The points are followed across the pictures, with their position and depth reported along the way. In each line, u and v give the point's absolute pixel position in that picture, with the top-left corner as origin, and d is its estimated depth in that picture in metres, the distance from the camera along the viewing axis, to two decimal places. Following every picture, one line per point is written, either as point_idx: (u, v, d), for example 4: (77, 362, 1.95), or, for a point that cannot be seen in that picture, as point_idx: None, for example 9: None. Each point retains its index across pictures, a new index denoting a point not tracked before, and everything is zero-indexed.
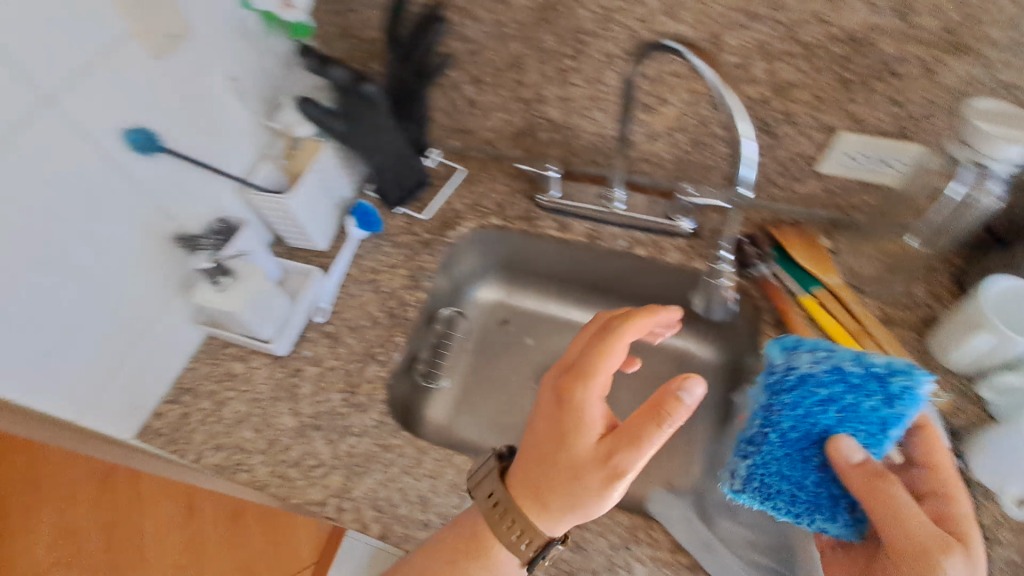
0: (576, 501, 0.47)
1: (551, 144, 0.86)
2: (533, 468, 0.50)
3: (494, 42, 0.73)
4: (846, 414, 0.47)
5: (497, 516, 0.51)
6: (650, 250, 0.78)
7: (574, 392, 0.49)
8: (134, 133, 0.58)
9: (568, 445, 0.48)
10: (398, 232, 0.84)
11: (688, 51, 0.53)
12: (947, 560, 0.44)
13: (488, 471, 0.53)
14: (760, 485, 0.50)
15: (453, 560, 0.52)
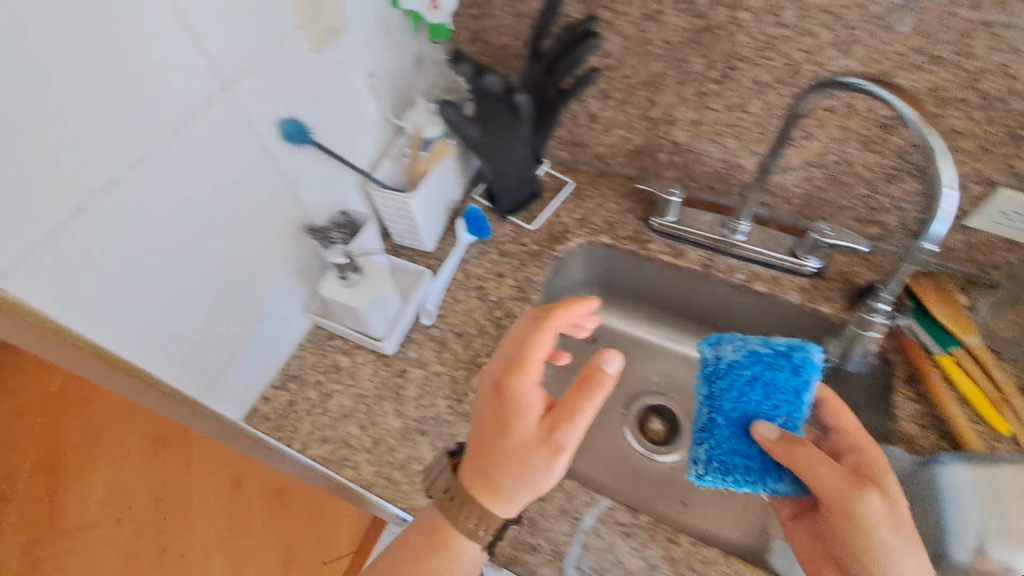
0: (525, 479, 0.46)
1: (669, 166, 0.84)
2: (476, 452, 0.48)
3: (634, 59, 0.71)
4: (769, 389, 0.53)
5: (446, 505, 0.49)
6: (769, 285, 0.76)
7: (507, 379, 0.48)
8: (289, 124, 0.59)
9: (509, 421, 0.47)
10: (505, 241, 0.83)
11: (872, 87, 0.52)
12: (868, 502, 0.49)
13: (439, 469, 0.51)
14: (719, 465, 0.54)
15: (414, 559, 0.49)
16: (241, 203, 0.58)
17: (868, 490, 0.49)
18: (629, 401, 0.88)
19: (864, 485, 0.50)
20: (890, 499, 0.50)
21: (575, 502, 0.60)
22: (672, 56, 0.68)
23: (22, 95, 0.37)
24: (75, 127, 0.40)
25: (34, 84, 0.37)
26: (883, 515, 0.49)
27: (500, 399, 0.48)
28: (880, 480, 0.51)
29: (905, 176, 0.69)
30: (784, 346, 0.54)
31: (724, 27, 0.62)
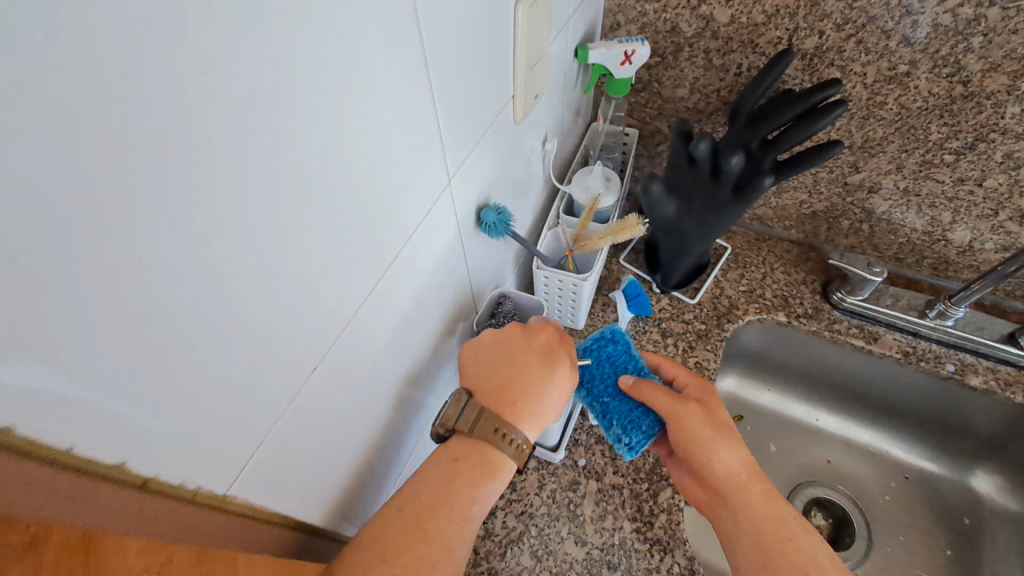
0: (545, 395, 0.45)
1: (848, 234, 0.74)
2: (508, 385, 0.45)
3: (850, 123, 0.61)
4: (612, 355, 0.53)
5: (481, 429, 0.43)
6: (984, 379, 0.67)
7: (548, 336, 0.47)
8: (488, 212, 0.48)
9: (558, 369, 0.46)
10: (665, 318, 0.72)
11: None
12: (689, 416, 0.49)
13: (470, 411, 0.44)
14: (625, 426, 0.50)
15: (453, 476, 0.42)
16: (430, 310, 0.47)
17: (692, 404, 0.50)
18: (790, 493, 0.78)
19: (686, 403, 0.50)
20: (713, 414, 0.51)
21: None
22: (903, 122, 0.58)
23: (266, 231, 0.26)
24: (306, 256, 0.30)
25: (274, 209, 0.26)
26: (712, 431, 0.50)
27: (550, 353, 0.46)
28: (711, 403, 0.52)
29: None
30: (594, 335, 0.55)
31: (991, 97, 0.53)
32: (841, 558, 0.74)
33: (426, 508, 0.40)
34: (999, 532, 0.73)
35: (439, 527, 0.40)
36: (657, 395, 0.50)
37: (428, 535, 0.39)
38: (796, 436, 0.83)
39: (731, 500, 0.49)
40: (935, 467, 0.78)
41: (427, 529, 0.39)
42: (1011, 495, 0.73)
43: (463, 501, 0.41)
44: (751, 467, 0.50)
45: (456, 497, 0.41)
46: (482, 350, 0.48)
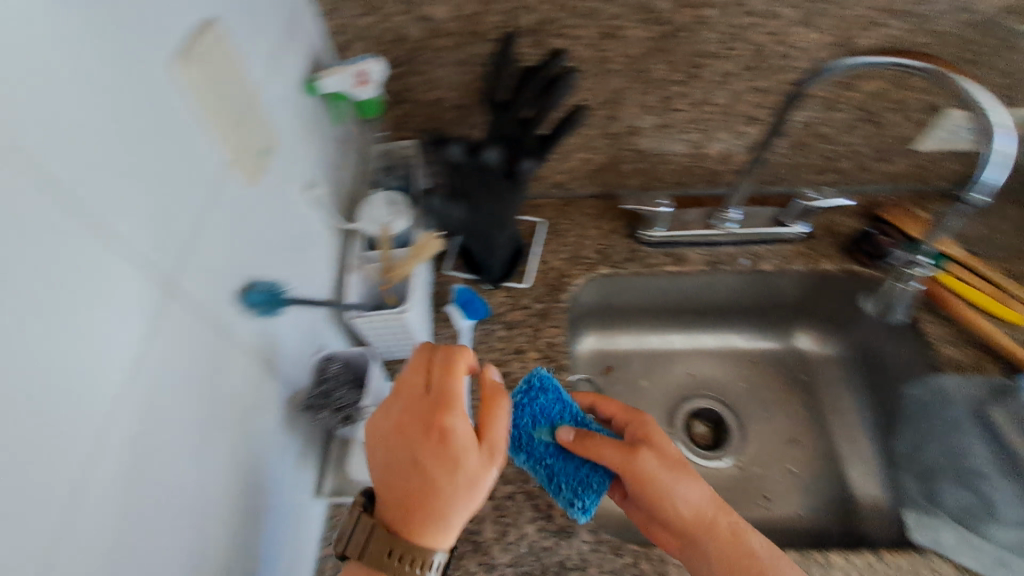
0: (452, 495, 0.43)
1: (633, 174, 0.80)
2: (411, 499, 0.43)
3: (592, 82, 0.65)
4: (546, 411, 0.54)
5: (374, 553, 0.43)
6: (774, 262, 0.75)
7: (437, 419, 0.44)
8: (251, 292, 0.42)
9: (447, 459, 0.43)
10: (504, 310, 0.72)
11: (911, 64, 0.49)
12: (641, 462, 0.50)
13: (364, 529, 0.44)
14: (572, 484, 0.52)
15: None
16: (228, 427, 0.40)
17: (642, 450, 0.50)
18: (671, 417, 0.85)
19: (636, 448, 0.50)
20: (666, 456, 0.51)
21: None
22: (633, 68, 0.63)
23: None
24: None
25: None
26: (670, 473, 0.50)
27: (439, 439, 0.44)
28: (656, 438, 0.52)
29: (863, 123, 0.70)
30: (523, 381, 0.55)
31: (687, 28, 0.59)
32: (726, 455, 0.81)
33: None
34: (829, 375, 0.84)
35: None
36: (603, 449, 0.51)
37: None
38: (661, 364, 0.89)
39: (698, 538, 0.50)
40: (773, 343, 0.89)
41: None
42: (826, 343, 0.86)
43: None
44: (715, 500, 0.51)
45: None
46: (376, 447, 0.46)
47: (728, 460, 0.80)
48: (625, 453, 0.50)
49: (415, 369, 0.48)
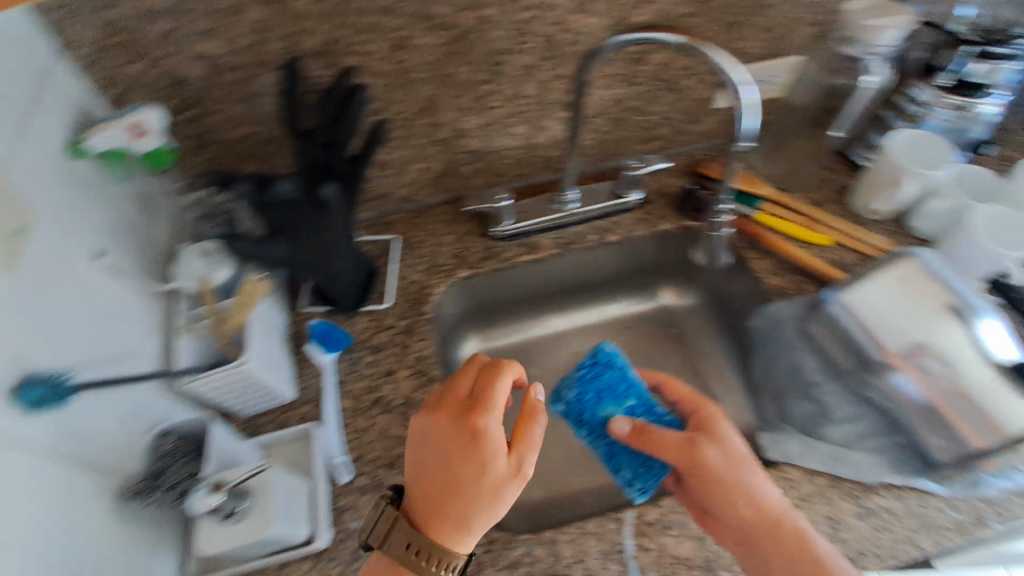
0: (480, 503, 0.46)
1: (475, 174, 0.81)
2: (442, 502, 0.47)
3: (400, 93, 0.65)
4: (604, 393, 0.53)
5: (393, 547, 0.47)
6: (619, 232, 0.80)
7: (471, 423, 0.48)
8: (27, 389, 0.38)
9: (475, 462, 0.47)
10: (368, 335, 0.71)
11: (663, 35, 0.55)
12: (704, 453, 0.52)
13: (387, 522, 0.49)
14: (628, 467, 0.52)
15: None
16: (21, 546, 0.36)
17: (699, 442, 0.52)
18: None
19: (699, 440, 0.52)
20: (723, 441, 0.53)
21: (609, 542, 0.55)
22: (437, 74, 0.64)
23: None
24: None
25: None
26: (725, 458, 0.52)
27: (472, 441, 0.47)
28: (707, 422, 0.55)
29: (665, 91, 0.76)
30: (587, 356, 0.55)
31: (475, 30, 0.60)
32: None
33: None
34: (694, 325, 0.90)
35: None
36: (663, 438, 0.51)
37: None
38: (546, 349, 0.92)
39: (760, 538, 0.50)
40: (643, 306, 0.93)
41: None
42: (685, 295, 0.91)
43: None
44: (768, 486, 0.52)
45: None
46: (412, 450, 0.50)
47: None
48: (682, 442, 0.52)
49: (457, 385, 0.51)
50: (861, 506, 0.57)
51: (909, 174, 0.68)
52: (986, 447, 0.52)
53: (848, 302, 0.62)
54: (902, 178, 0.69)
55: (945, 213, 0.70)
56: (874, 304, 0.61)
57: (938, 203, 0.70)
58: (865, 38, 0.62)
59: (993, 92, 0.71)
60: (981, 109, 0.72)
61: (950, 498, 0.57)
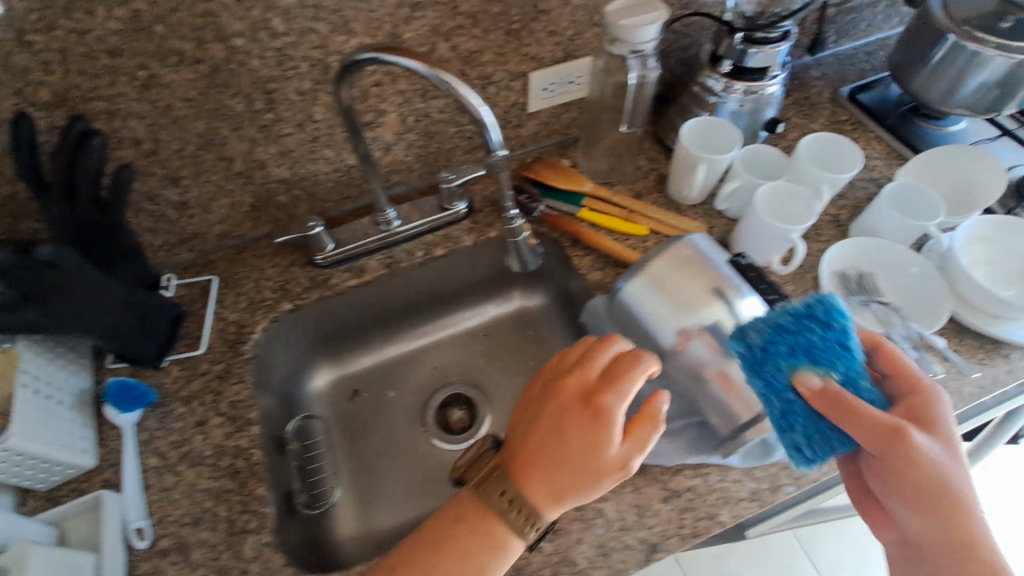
0: (590, 480, 0.50)
1: (295, 203, 0.79)
2: (557, 465, 0.50)
3: (171, 133, 0.62)
4: (810, 352, 0.49)
5: (488, 493, 0.52)
6: (445, 245, 0.79)
7: (596, 403, 0.51)
8: None
9: (591, 433, 0.50)
10: (180, 387, 0.68)
11: (392, 57, 0.51)
12: (911, 444, 0.48)
13: (489, 472, 0.53)
14: (820, 439, 0.50)
15: (455, 536, 0.51)
16: None
17: (908, 437, 0.48)
18: (424, 414, 0.87)
19: (909, 431, 0.48)
20: (941, 434, 0.50)
21: None
22: (204, 109, 0.61)
23: None
24: None
25: None
26: (939, 456, 0.49)
27: (594, 416, 0.51)
28: (922, 409, 0.51)
29: (472, 101, 0.75)
30: (805, 305, 0.50)
31: (230, 62, 0.58)
32: (477, 430, 0.85)
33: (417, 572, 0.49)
34: (546, 324, 0.91)
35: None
36: (863, 413, 0.47)
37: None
38: (406, 367, 0.90)
39: (943, 556, 0.48)
40: (499, 310, 0.94)
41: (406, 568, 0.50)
42: (536, 295, 0.93)
43: (461, 566, 0.49)
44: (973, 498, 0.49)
45: (455, 560, 0.50)
46: (530, 410, 0.55)
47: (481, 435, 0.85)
48: (890, 424, 0.48)
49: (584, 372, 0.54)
50: (665, 490, 0.59)
51: (699, 158, 0.70)
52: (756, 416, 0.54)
53: (632, 290, 0.61)
54: (697, 164, 0.71)
55: (740, 191, 0.73)
56: (650, 288, 0.60)
57: (731, 184, 0.72)
58: (630, 37, 0.61)
59: (773, 72, 0.73)
60: (770, 90, 0.75)
61: (747, 469, 0.60)
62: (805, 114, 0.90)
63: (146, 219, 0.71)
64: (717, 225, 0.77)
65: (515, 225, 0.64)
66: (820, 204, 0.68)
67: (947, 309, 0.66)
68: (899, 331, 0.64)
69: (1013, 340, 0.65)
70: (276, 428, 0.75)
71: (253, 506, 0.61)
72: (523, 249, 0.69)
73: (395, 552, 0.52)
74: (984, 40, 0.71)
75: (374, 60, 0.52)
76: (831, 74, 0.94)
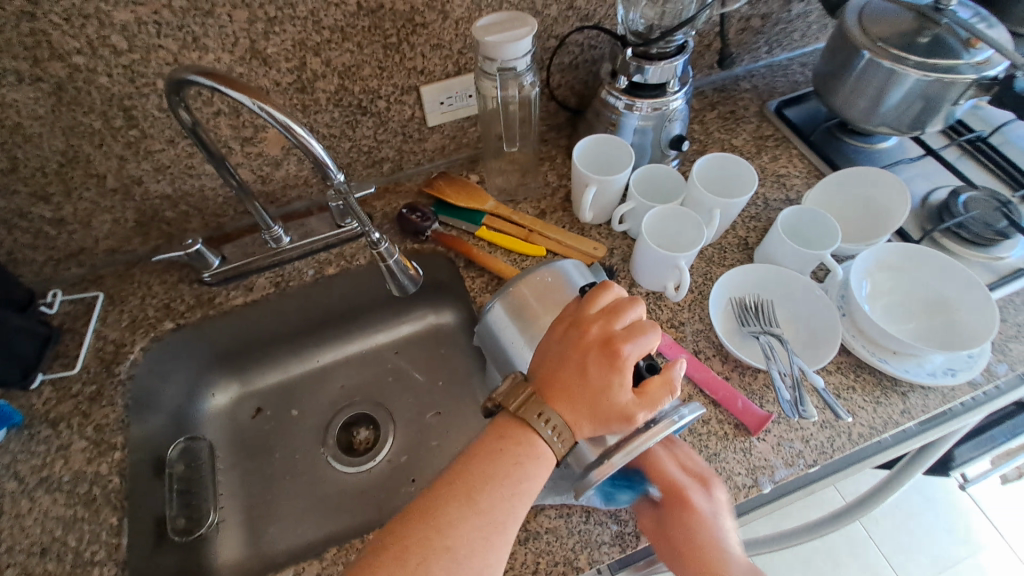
0: (613, 419, 0.49)
1: (185, 218, 0.77)
2: (588, 398, 0.49)
3: (25, 149, 0.61)
4: None
5: (525, 416, 0.50)
6: (338, 262, 0.79)
7: (619, 349, 0.50)
8: None
9: (616, 373, 0.49)
10: (49, 408, 0.67)
11: (218, 85, 0.49)
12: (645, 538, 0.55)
13: (523, 392, 0.51)
14: None
15: (502, 451, 0.49)
16: None
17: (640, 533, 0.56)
18: (329, 434, 0.84)
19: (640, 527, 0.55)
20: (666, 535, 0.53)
21: None
22: (58, 126, 0.60)
23: None
24: None
25: None
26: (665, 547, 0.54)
27: (610, 360, 0.50)
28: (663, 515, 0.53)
29: (362, 116, 0.72)
30: None
31: (74, 79, 0.57)
32: (380, 452, 0.82)
33: (476, 484, 0.48)
34: (455, 343, 0.89)
35: (491, 502, 0.47)
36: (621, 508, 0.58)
37: (482, 510, 0.47)
38: (315, 384, 0.87)
39: None
40: (412, 327, 0.91)
41: (437, 507, 0.47)
42: (447, 313, 0.90)
43: (511, 483, 0.48)
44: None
45: (510, 471, 0.48)
46: (552, 350, 0.52)
47: (383, 457, 0.81)
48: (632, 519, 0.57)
49: (600, 322, 0.52)
50: (524, 531, 0.56)
51: (589, 180, 0.67)
52: (605, 453, 0.50)
53: (499, 312, 0.59)
54: (588, 185, 0.68)
55: (635, 213, 0.70)
56: (513, 315, 0.58)
57: (624, 206, 0.69)
58: (496, 54, 0.59)
59: (675, 87, 0.69)
60: (674, 106, 0.70)
61: (613, 511, 0.56)
62: (728, 128, 0.85)
63: (21, 236, 0.69)
64: (618, 246, 0.74)
65: (379, 249, 0.63)
66: (711, 230, 0.66)
67: (836, 337, 0.62)
68: (781, 365, 0.62)
69: (907, 378, 0.61)
70: (157, 450, 0.72)
71: (103, 536, 0.59)
72: (396, 271, 0.66)
73: (449, 468, 0.50)
74: (900, 58, 0.67)
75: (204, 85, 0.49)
76: (761, 86, 0.90)
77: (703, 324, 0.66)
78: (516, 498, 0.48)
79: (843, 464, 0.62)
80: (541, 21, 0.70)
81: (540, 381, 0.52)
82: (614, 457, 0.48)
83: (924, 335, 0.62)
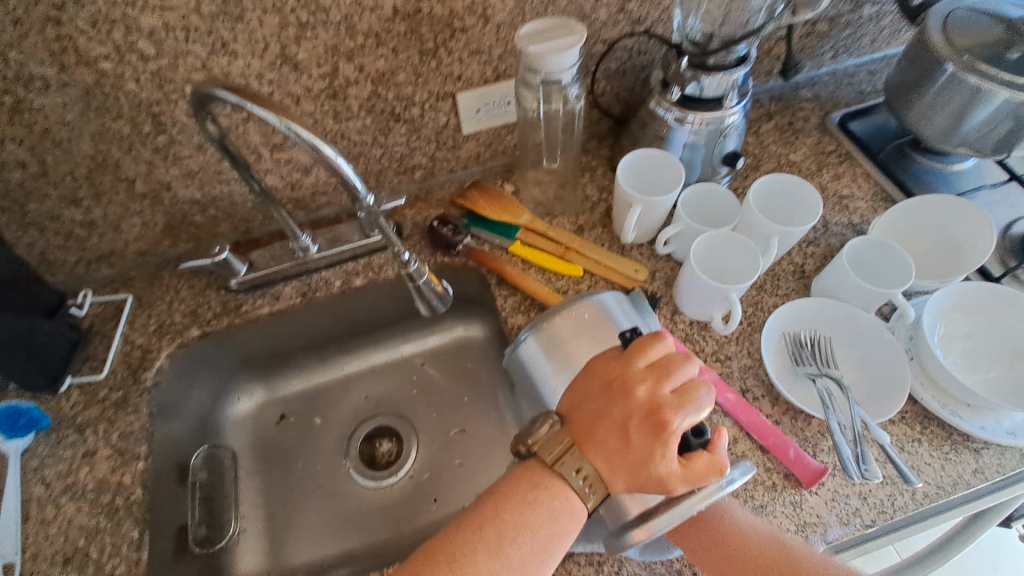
0: (649, 487, 0.45)
1: (213, 223, 0.75)
2: (628, 463, 0.46)
3: (54, 153, 0.60)
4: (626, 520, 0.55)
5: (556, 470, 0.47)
6: (365, 274, 0.76)
7: (667, 418, 0.46)
8: None
9: (658, 442, 0.45)
10: (75, 412, 0.67)
11: (244, 102, 0.46)
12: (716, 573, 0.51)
13: (558, 441, 0.48)
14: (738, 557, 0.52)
15: (538, 501, 0.46)
16: None
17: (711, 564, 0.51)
18: (353, 447, 0.81)
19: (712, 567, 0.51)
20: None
21: None
22: (87, 131, 0.59)
23: None
24: None
25: None
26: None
27: (654, 428, 0.46)
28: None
29: (395, 123, 0.69)
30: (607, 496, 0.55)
31: (104, 84, 0.55)
32: (404, 467, 0.79)
33: (507, 534, 0.45)
34: (482, 359, 0.85)
35: (521, 555, 0.45)
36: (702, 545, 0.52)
37: (512, 562, 0.44)
38: (341, 393, 0.85)
39: None
40: (438, 339, 0.88)
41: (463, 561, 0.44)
42: (475, 327, 0.87)
43: (542, 538, 0.45)
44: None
45: (542, 524, 0.45)
46: (594, 399, 0.49)
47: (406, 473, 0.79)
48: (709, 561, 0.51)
49: (649, 381, 0.48)
50: None
51: (633, 201, 0.62)
52: (645, 514, 0.46)
53: (534, 343, 0.56)
54: (632, 205, 0.63)
55: (681, 237, 0.65)
56: (551, 345, 0.55)
57: (670, 229, 0.64)
58: (539, 65, 0.54)
59: (732, 100, 0.63)
60: (729, 121, 0.64)
61: (647, 564, 0.52)
62: (786, 141, 0.78)
63: (52, 238, 0.68)
64: (660, 269, 0.69)
65: (409, 269, 0.60)
66: (768, 259, 0.60)
67: (904, 389, 0.55)
68: (842, 416, 0.55)
69: (983, 437, 0.55)
70: (181, 459, 0.71)
71: (123, 551, 0.59)
72: (426, 292, 0.63)
73: (476, 511, 0.47)
74: (988, 74, 0.60)
75: (230, 100, 0.47)
76: (823, 96, 0.83)
77: (750, 361, 0.61)
78: (548, 553, 0.45)
79: (903, 524, 0.56)
80: (589, 25, 0.66)
81: (577, 431, 0.49)
82: (654, 523, 0.45)
83: (1004, 390, 0.56)
